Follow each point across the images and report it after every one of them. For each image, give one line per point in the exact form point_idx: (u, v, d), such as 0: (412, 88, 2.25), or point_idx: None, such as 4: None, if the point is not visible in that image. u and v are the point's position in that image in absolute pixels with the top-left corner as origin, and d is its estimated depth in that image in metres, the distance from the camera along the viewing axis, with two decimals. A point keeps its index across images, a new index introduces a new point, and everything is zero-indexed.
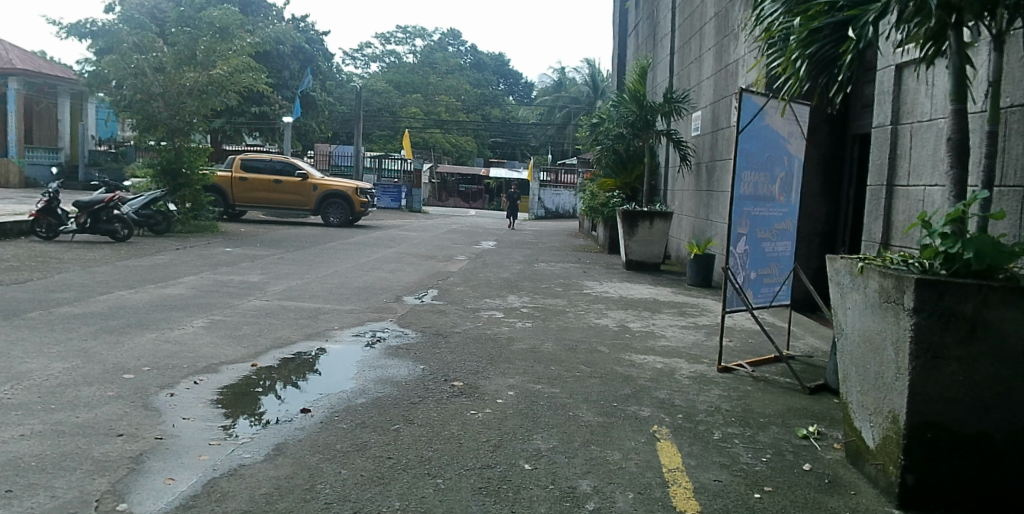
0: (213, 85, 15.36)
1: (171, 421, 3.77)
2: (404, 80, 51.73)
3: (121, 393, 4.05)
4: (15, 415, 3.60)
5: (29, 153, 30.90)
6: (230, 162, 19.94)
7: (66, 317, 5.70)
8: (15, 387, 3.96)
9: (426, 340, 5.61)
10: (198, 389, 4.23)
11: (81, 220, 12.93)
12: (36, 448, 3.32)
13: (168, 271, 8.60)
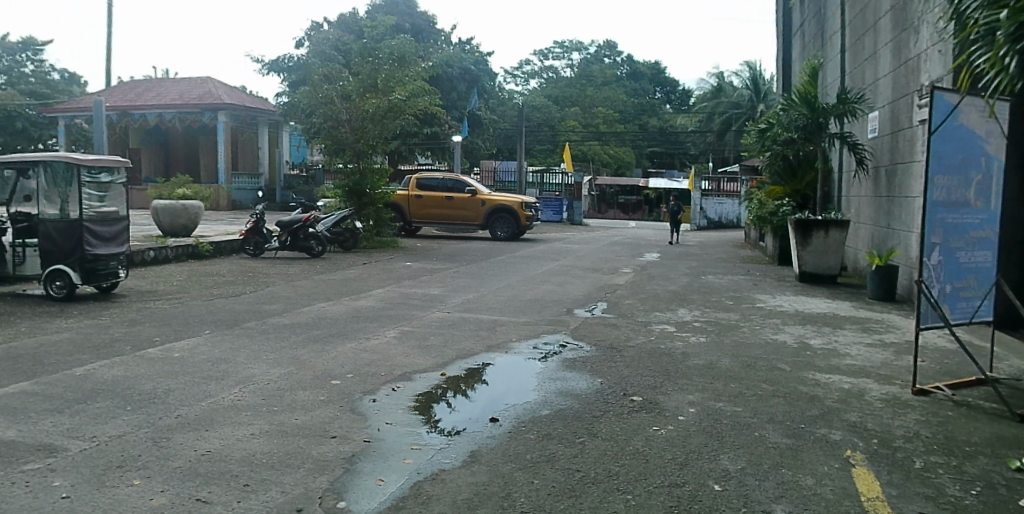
0: (392, 110, 16.14)
1: (376, 425, 3.99)
2: (562, 94, 53.83)
3: (331, 397, 4.35)
4: (245, 415, 4.02)
5: (237, 179, 31.87)
6: (407, 183, 21.21)
7: (278, 326, 6.28)
8: (240, 390, 4.40)
9: (601, 354, 5.57)
10: (397, 395, 4.47)
11: (283, 238, 14.25)
12: (263, 448, 3.67)
13: (358, 284, 9.24)
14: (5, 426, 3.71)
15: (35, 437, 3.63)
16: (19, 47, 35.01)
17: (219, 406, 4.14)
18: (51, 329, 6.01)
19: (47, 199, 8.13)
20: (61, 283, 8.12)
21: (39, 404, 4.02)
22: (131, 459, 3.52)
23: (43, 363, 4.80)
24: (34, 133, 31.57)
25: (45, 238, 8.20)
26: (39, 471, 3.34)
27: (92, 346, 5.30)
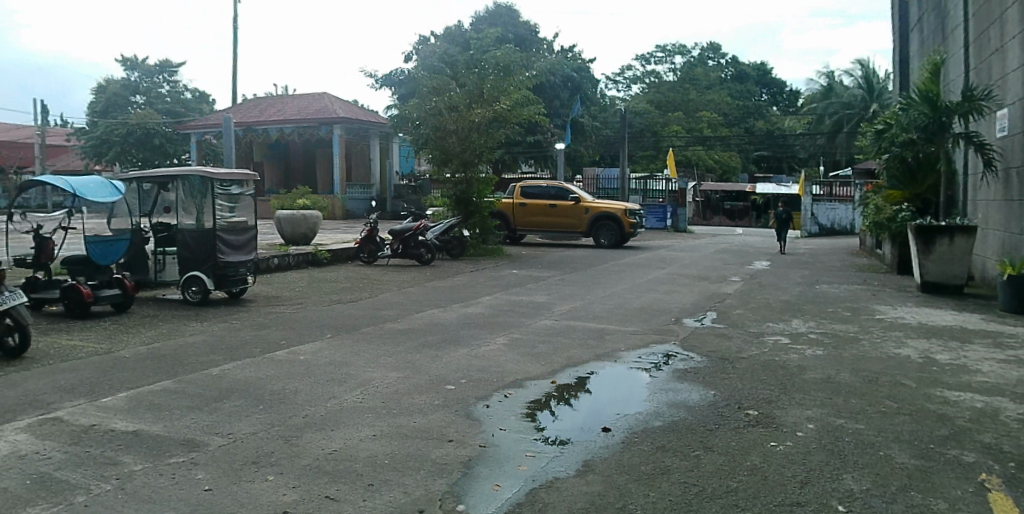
0: (497, 119, 16.20)
1: (490, 431, 4.07)
2: (665, 99, 51.18)
3: (446, 402, 4.48)
4: (367, 417, 4.21)
5: (350, 190, 33.16)
6: (511, 190, 21.04)
7: (392, 331, 6.54)
8: (362, 392, 4.63)
9: (712, 366, 5.45)
10: (509, 402, 4.54)
11: (394, 246, 14.54)
12: (384, 449, 3.83)
13: (467, 291, 9.47)
14: (155, 421, 4.10)
15: (180, 432, 3.98)
16: (155, 70, 37.03)
17: (341, 408, 4.35)
18: (189, 331, 6.57)
19: (184, 210, 8.86)
20: (197, 288, 8.77)
21: (183, 401, 4.41)
22: (265, 455, 3.77)
23: (184, 363, 5.29)
24: (169, 149, 34.18)
25: (182, 246, 8.80)
26: (185, 464, 3.65)
27: (226, 348, 5.76)
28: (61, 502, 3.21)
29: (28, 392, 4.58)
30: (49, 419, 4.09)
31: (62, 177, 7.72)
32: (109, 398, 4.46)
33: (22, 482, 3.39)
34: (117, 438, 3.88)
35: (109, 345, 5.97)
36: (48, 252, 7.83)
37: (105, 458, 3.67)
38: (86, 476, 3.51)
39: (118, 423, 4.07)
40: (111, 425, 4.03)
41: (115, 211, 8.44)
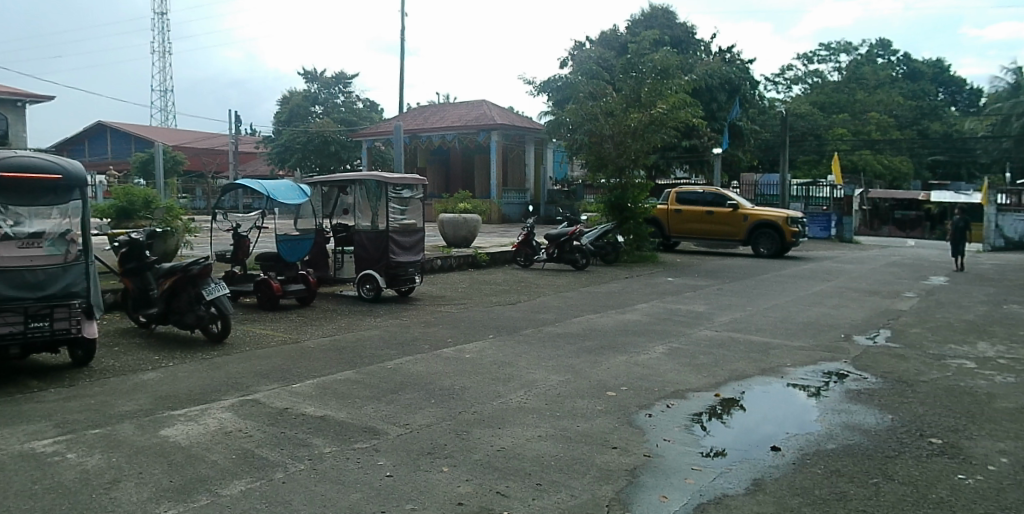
0: (653, 123, 15.55)
1: (655, 441, 4.11)
2: (828, 99, 47.75)
3: (609, 408, 4.61)
4: (533, 417, 4.42)
5: (505, 193, 30.66)
6: (666, 196, 19.90)
7: (551, 334, 6.77)
8: (528, 392, 4.89)
9: (888, 388, 5.18)
10: (672, 413, 4.57)
11: (550, 250, 14.64)
12: (550, 450, 3.96)
13: (623, 297, 9.51)
14: (338, 408, 4.53)
15: (361, 420, 4.36)
16: (332, 82, 38.47)
17: (507, 407, 4.60)
18: (365, 326, 7.13)
19: (362, 212, 9.43)
20: (371, 286, 9.29)
21: (362, 391, 4.84)
22: (439, 448, 4.02)
23: (363, 356, 5.81)
24: (343, 155, 35.73)
25: (359, 246, 9.40)
26: (367, 450, 3.99)
27: (399, 343, 6.23)
28: (261, 477, 3.66)
29: (229, 375, 5.25)
30: (249, 400, 4.68)
31: (259, 182, 8.71)
32: (297, 385, 5.03)
33: (229, 455, 3.87)
34: (307, 421, 4.33)
35: (296, 335, 6.66)
36: (245, 249, 8.88)
37: (297, 438, 4.12)
38: (282, 454, 3.94)
39: (307, 407, 4.54)
40: (301, 409, 4.50)
41: (302, 213, 9.11)
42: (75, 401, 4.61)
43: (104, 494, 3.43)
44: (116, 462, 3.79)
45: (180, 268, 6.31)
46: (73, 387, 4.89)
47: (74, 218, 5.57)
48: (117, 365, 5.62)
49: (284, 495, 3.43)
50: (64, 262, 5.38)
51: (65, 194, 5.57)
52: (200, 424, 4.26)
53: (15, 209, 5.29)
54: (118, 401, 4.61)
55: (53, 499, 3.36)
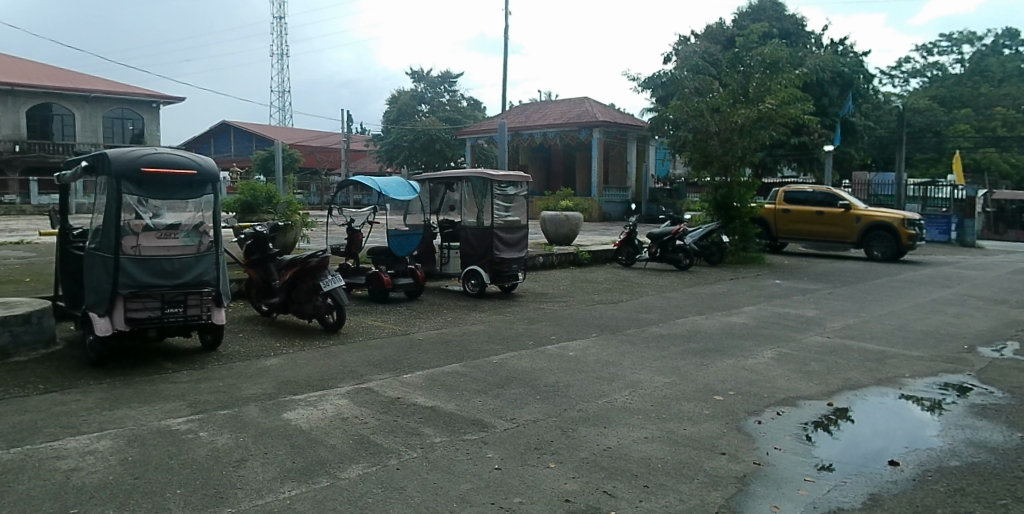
0: (762, 121, 15.09)
1: (765, 449, 4.09)
2: (951, 95, 42.92)
3: (716, 413, 4.68)
4: (640, 419, 4.55)
5: (606, 192, 30.11)
6: (773, 195, 18.99)
7: (655, 335, 6.89)
8: (634, 393, 5.05)
9: (1017, 404, 4.92)
10: (781, 420, 4.57)
11: (652, 249, 14.44)
12: (658, 453, 4.01)
13: (728, 300, 9.40)
14: (448, 399, 4.76)
15: (469, 413, 4.57)
16: (438, 81, 39.91)
17: (614, 406, 4.77)
18: (471, 320, 7.39)
19: (467, 208, 9.55)
20: (476, 282, 9.50)
21: (471, 384, 5.07)
22: (546, 444, 4.14)
23: (470, 350, 6.09)
24: (448, 152, 36.26)
25: (465, 241, 9.57)
26: (476, 442, 4.16)
27: (504, 338, 6.51)
28: (376, 463, 3.86)
29: (344, 364, 5.60)
30: (364, 388, 4.97)
31: (373, 178, 8.96)
32: (408, 375, 5.32)
33: (347, 440, 4.12)
34: (419, 412, 4.57)
35: (405, 327, 6.99)
36: (357, 243, 9.00)
37: (410, 427, 4.35)
38: (395, 441, 4.16)
39: (418, 398, 4.78)
40: (413, 399, 4.75)
41: (410, 209, 9.49)
42: (206, 383, 5.02)
43: (235, 471, 3.73)
44: (243, 442, 4.08)
45: (300, 260, 6.65)
46: (207, 370, 5.38)
47: (206, 212, 5.79)
48: (242, 351, 6.04)
49: (398, 481, 3.61)
50: (197, 252, 5.68)
51: (198, 189, 5.76)
52: (319, 409, 4.55)
53: (155, 204, 5.53)
54: (245, 384, 5.00)
55: (190, 474, 3.68)
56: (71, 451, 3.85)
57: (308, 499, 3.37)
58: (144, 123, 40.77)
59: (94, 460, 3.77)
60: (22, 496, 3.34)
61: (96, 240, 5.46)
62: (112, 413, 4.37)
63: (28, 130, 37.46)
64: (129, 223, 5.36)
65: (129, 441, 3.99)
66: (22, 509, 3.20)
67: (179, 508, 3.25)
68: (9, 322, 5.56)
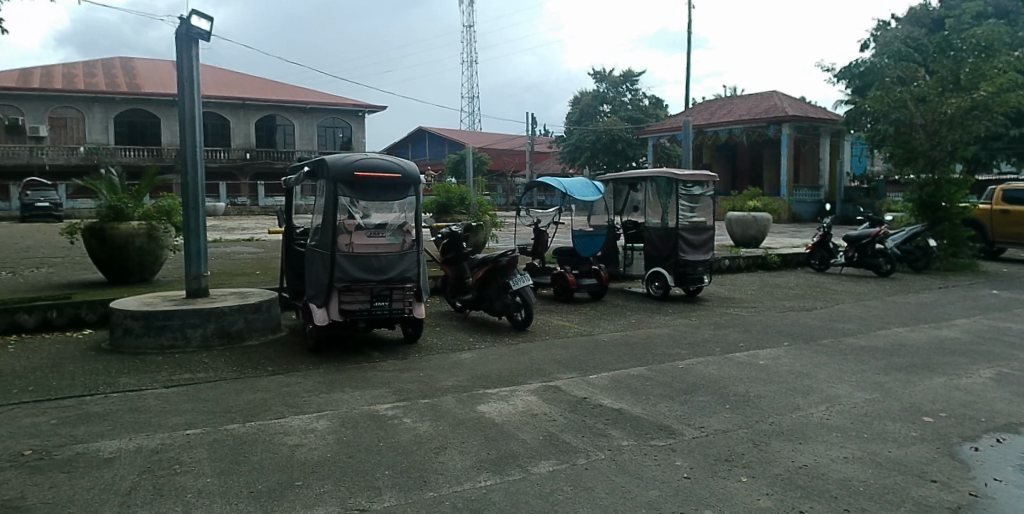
0: (976, 109, 13.75)
1: (983, 480, 3.62)
2: None
3: (924, 435, 4.31)
4: (836, 436, 4.30)
5: (797, 191, 28.57)
6: (988, 193, 16.97)
7: (852, 348, 6.54)
8: (830, 408, 4.85)
9: None
10: (1001, 449, 4.08)
11: (848, 253, 13.23)
12: (857, 474, 3.70)
13: (937, 311, 8.57)
14: (633, 404, 4.87)
15: (655, 418, 4.60)
16: (620, 81, 39.18)
17: (807, 421, 4.59)
18: (655, 323, 7.62)
19: (653, 209, 9.79)
20: (660, 284, 9.45)
21: (655, 389, 5.18)
22: (736, 457, 3.98)
23: (654, 353, 6.24)
24: (629, 152, 36.76)
25: (649, 243, 9.65)
26: (664, 448, 4.12)
27: (689, 343, 6.62)
28: (566, 461, 3.91)
29: (532, 361, 5.89)
30: (551, 386, 5.18)
31: (558, 179, 9.37)
32: (594, 375, 5.48)
33: (538, 436, 4.24)
34: (605, 413, 4.68)
35: (590, 328, 7.30)
36: (543, 243, 9.32)
37: (596, 428, 4.43)
38: (583, 441, 4.22)
39: (603, 399, 4.93)
40: (599, 400, 4.90)
41: (593, 210, 9.83)
42: (408, 372, 5.50)
43: (435, 458, 3.94)
44: (441, 431, 4.32)
45: (492, 259, 7.25)
46: (410, 359, 5.93)
47: (408, 212, 6.20)
48: (438, 344, 6.52)
49: (588, 481, 3.61)
50: (401, 250, 6.12)
51: (402, 190, 6.17)
52: (510, 404, 4.77)
53: (364, 205, 6.00)
54: (443, 376, 5.40)
55: (395, 456, 3.94)
56: (295, 427, 4.28)
57: (504, 490, 3.47)
58: (352, 131, 44.55)
59: (315, 438, 4.14)
60: (258, 465, 3.77)
61: (317, 237, 6.12)
62: (328, 396, 4.86)
63: (256, 139, 42.34)
64: (343, 222, 5.89)
65: (342, 423, 4.36)
66: (259, 478, 3.61)
67: (389, 490, 3.49)
68: (245, 309, 6.53)
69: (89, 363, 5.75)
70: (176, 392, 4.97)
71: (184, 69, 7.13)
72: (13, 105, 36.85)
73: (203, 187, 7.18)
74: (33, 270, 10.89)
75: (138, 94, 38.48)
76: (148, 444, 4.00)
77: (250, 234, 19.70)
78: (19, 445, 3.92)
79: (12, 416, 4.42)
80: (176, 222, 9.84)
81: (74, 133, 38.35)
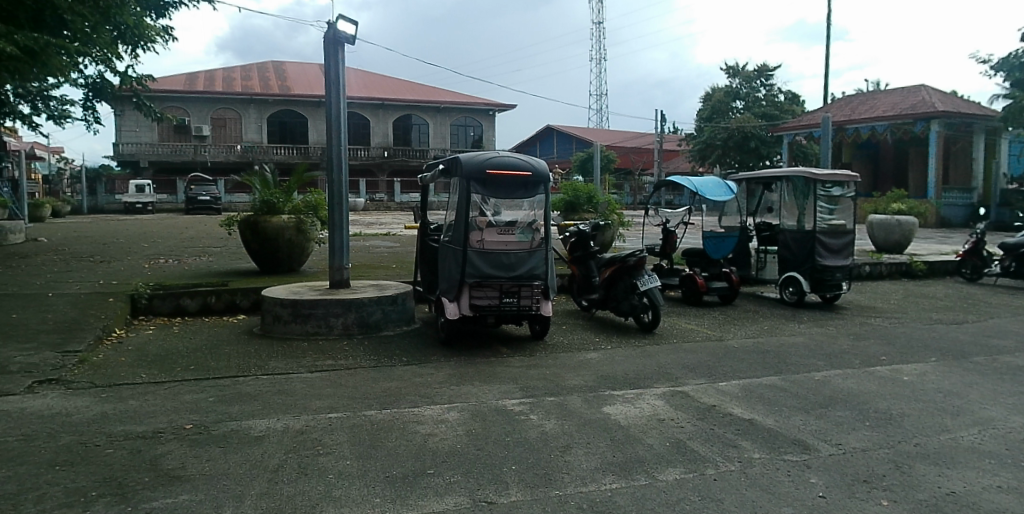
0: None
1: None
2: None
3: None
4: (988, 462, 3.82)
5: (946, 194, 26.31)
6: None
7: (1010, 368, 5.89)
8: (982, 431, 4.36)
9: None
10: None
11: (1004, 263, 11.96)
12: (1013, 504, 3.23)
13: None
14: (766, 415, 4.64)
15: (790, 432, 4.33)
16: (755, 75, 37.59)
17: (956, 445, 4.12)
18: (788, 331, 7.42)
19: (788, 211, 9.23)
20: (794, 290, 9.01)
21: (789, 401, 4.93)
22: (877, 478, 3.61)
23: (787, 362, 5.99)
24: (763, 151, 35.59)
25: (783, 246, 9.25)
26: (798, 464, 3.82)
27: (825, 354, 6.31)
28: (693, 469, 3.71)
29: (659, 365, 5.84)
30: (679, 391, 5.07)
31: (689, 179, 9.43)
32: (724, 383, 5.32)
33: (665, 443, 4.07)
34: (735, 423, 4.48)
35: (719, 333, 7.25)
36: (669, 244, 9.22)
37: (726, 438, 4.21)
38: (712, 450, 4.01)
39: (734, 409, 4.74)
40: (729, 409, 4.71)
41: (726, 210, 9.86)
42: (535, 369, 5.63)
43: (560, 457, 3.87)
44: (567, 429, 4.29)
45: (620, 259, 7.48)
46: (537, 356, 6.14)
47: (537, 210, 6.41)
48: (564, 342, 6.70)
49: (717, 492, 3.38)
50: (530, 247, 6.34)
51: (532, 189, 6.41)
52: (636, 407, 4.70)
53: (495, 202, 6.28)
54: (569, 375, 5.47)
55: (524, 453, 3.90)
56: (427, 416, 4.42)
57: (629, 497, 3.29)
58: (481, 129, 47.67)
59: (445, 429, 4.24)
60: (393, 451, 3.89)
61: (450, 233, 6.45)
62: (458, 389, 5.04)
63: (395, 138, 46.01)
64: (475, 219, 6.19)
65: (471, 416, 4.45)
66: (394, 463, 3.72)
67: (515, 485, 3.46)
68: (382, 301, 6.95)
69: (243, 347, 6.37)
70: (319, 376, 5.39)
71: (332, 72, 7.59)
72: (182, 107, 41.76)
73: (345, 183, 7.62)
74: (197, 258, 12.09)
75: (289, 95, 42.45)
76: (294, 424, 4.26)
77: (387, 228, 20.96)
78: (183, 419, 4.31)
79: (180, 392, 4.90)
80: (322, 217, 10.44)
81: (231, 133, 42.86)
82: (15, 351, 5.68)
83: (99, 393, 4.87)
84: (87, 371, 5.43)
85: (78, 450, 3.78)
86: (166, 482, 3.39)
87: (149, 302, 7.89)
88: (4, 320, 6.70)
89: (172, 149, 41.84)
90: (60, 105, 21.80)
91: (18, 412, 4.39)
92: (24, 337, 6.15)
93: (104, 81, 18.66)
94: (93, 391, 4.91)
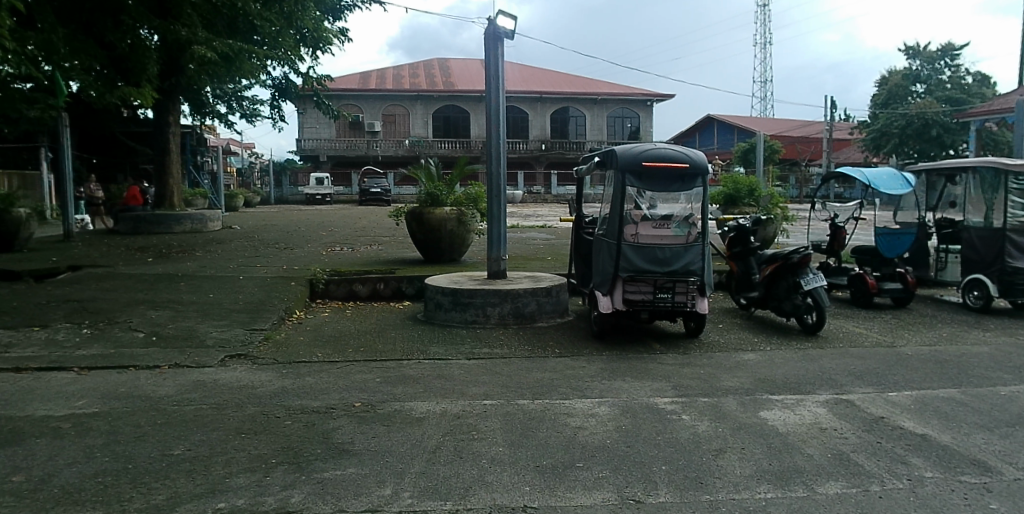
0: None
1: None
2: None
3: None
4: None
5: None
6: None
7: None
8: None
9: None
10: None
11: None
12: None
13: None
14: (941, 430, 4.15)
15: (969, 451, 3.78)
16: (938, 56, 34.79)
17: None
18: (971, 340, 6.75)
19: (974, 205, 8.43)
20: (979, 293, 8.23)
21: (971, 417, 4.40)
22: None
23: (969, 375, 5.42)
24: (947, 139, 32.74)
25: (968, 245, 8.43)
26: (977, 487, 3.26)
27: (1014, 367, 5.63)
28: (856, 485, 3.27)
29: (821, 371, 5.53)
30: (843, 400, 4.76)
31: (861, 171, 8.89)
32: (894, 393, 4.92)
33: (826, 454, 3.68)
34: (906, 436, 4.04)
35: (890, 339, 6.78)
36: (838, 240, 9.00)
37: (895, 454, 3.74)
38: (879, 465, 3.55)
39: (904, 422, 4.30)
40: (899, 422, 4.28)
41: (901, 205, 9.29)
42: (686, 368, 5.59)
43: (712, 460, 3.60)
44: (721, 433, 4.06)
45: (782, 256, 7.13)
46: (689, 355, 6.09)
47: (694, 204, 6.31)
48: (718, 341, 6.55)
49: (881, 510, 2.95)
50: (685, 242, 6.23)
51: (689, 182, 6.33)
52: (796, 414, 4.44)
53: (650, 195, 6.27)
54: (724, 376, 5.36)
55: (674, 453, 3.70)
56: (579, 409, 4.45)
57: (785, 506, 2.97)
58: (639, 120, 47.31)
59: (596, 423, 4.21)
60: (544, 441, 3.88)
61: (605, 227, 6.55)
62: (610, 384, 5.09)
63: (552, 130, 46.66)
64: (630, 212, 6.22)
65: (623, 412, 4.41)
66: (544, 454, 3.66)
67: (663, 486, 3.23)
68: (537, 294, 7.11)
69: (405, 331, 6.83)
70: (476, 364, 5.67)
71: (491, 67, 7.83)
72: (357, 105, 44.65)
73: (503, 176, 7.80)
74: (368, 245, 12.99)
75: (453, 92, 44.41)
76: (451, 408, 4.45)
77: (542, 219, 21.32)
78: (353, 398, 4.63)
79: (349, 372, 5.32)
80: (481, 208, 10.81)
81: (400, 128, 45.41)
82: (213, 327, 6.40)
83: (281, 368, 5.38)
84: (271, 347, 6.01)
85: (261, 421, 4.14)
86: (335, 454, 3.59)
87: (325, 286, 8.54)
88: (205, 299, 7.56)
89: (347, 145, 44.85)
90: (252, 105, 24.71)
91: (214, 382, 4.93)
92: (221, 314, 6.89)
93: (289, 83, 22.41)
94: (276, 366, 5.42)
